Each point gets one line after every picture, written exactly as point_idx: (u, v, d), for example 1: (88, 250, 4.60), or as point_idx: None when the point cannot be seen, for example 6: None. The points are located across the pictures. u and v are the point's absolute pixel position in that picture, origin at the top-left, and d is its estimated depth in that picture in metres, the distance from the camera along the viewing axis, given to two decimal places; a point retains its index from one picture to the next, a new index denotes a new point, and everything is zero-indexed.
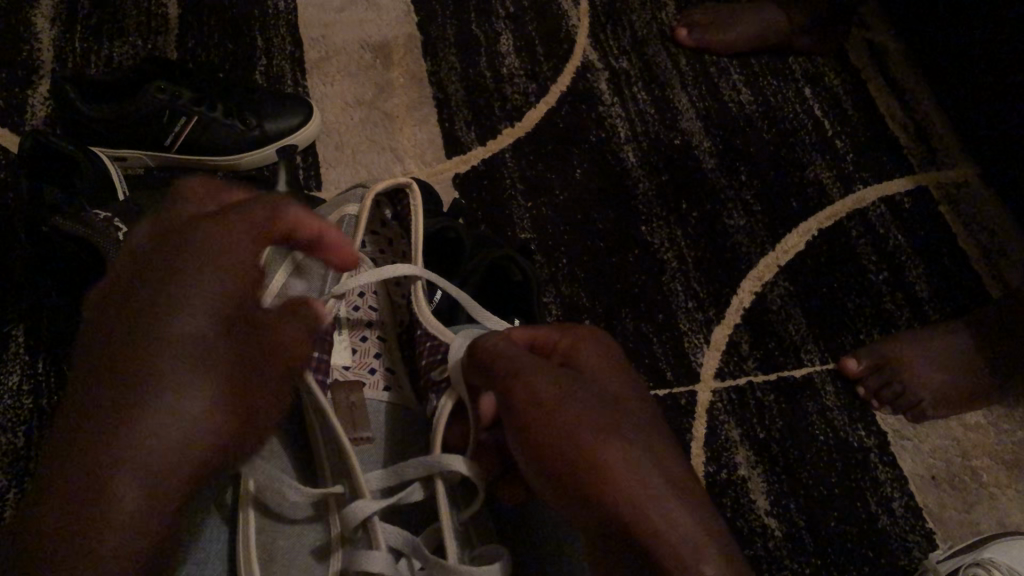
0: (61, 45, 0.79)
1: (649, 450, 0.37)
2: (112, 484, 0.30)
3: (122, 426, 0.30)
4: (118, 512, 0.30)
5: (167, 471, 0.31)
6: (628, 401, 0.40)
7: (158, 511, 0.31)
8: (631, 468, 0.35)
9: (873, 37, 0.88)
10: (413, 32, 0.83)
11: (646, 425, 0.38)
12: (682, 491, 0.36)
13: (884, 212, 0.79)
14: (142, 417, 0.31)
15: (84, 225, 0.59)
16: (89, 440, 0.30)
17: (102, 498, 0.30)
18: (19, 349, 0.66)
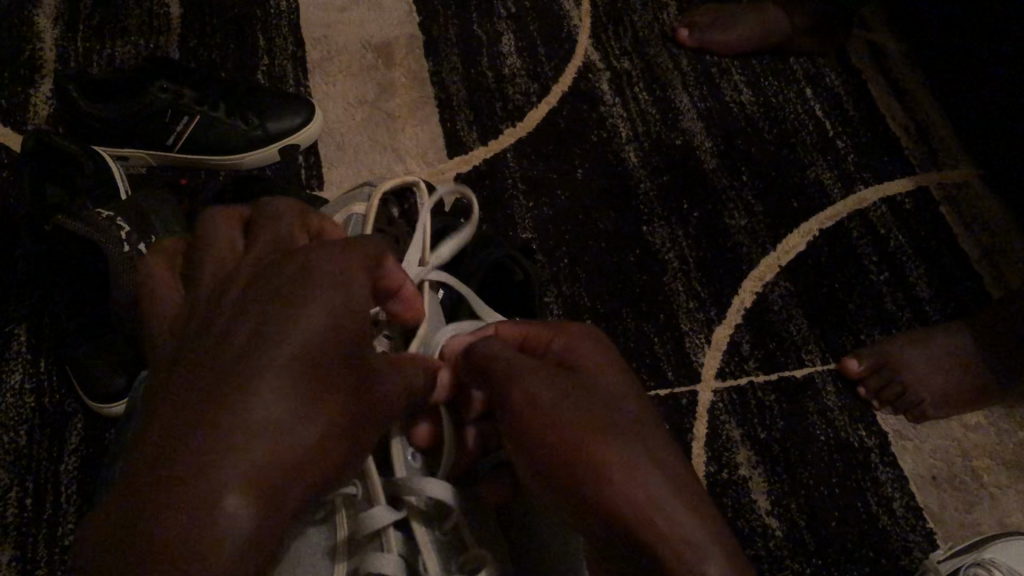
0: (63, 45, 0.79)
1: (650, 451, 0.37)
2: (217, 486, 0.27)
3: (232, 431, 0.28)
4: (222, 512, 0.27)
5: (266, 487, 0.28)
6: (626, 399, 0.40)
7: (256, 533, 0.28)
8: (632, 472, 0.35)
9: (874, 38, 0.88)
10: (415, 32, 0.84)
11: (645, 424, 0.38)
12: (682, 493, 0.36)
13: (885, 212, 0.79)
14: (250, 425, 0.28)
15: (86, 224, 0.59)
16: (196, 439, 0.27)
17: (209, 502, 0.27)
18: (20, 348, 0.66)
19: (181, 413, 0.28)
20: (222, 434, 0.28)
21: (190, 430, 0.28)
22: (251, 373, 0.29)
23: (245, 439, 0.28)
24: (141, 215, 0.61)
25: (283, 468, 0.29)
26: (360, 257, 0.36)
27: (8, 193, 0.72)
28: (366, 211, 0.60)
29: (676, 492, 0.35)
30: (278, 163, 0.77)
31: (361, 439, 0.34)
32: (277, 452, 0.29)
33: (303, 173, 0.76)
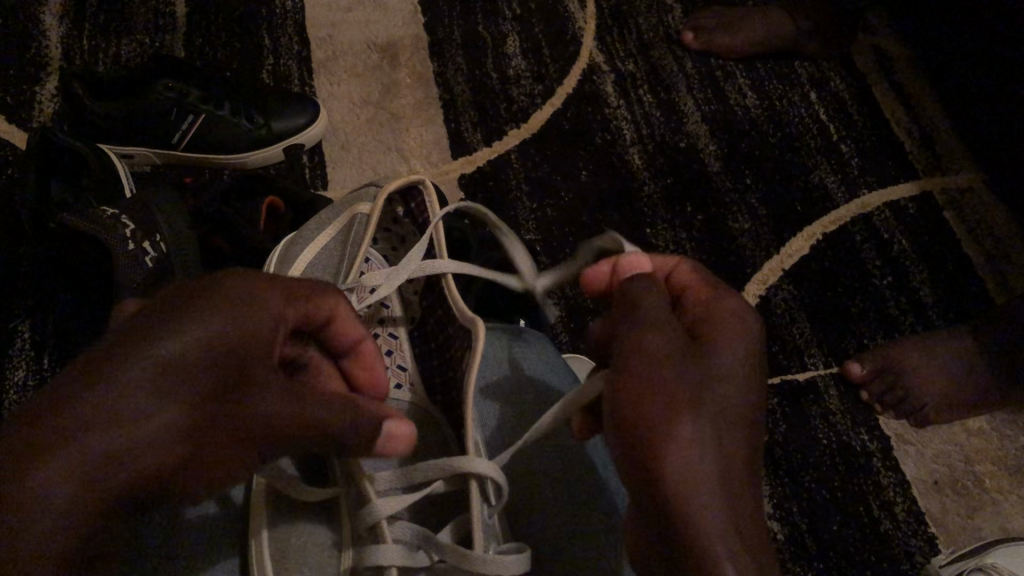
0: (69, 43, 0.79)
1: (724, 423, 0.34)
2: (34, 467, 0.28)
3: (76, 416, 0.29)
4: (31, 489, 0.28)
5: (91, 486, 0.29)
6: (730, 365, 0.36)
7: (60, 524, 0.29)
8: (693, 444, 0.33)
9: (879, 43, 0.89)
10: (420, 32, 0.84)
11: (736, 398, 0.35)
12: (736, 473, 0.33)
13: (889, 217, 0.79)
14: (96, 416, 0.29)
15: (91, 220, 0.59)
16: (41, 433, 0.29)
17: (19, 477, 0.28)
18: (25, 344, 0.66)
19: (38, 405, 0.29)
20: (61, 425, 0.29)
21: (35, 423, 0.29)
22: (112, 379, 0.30)
23: (93, 441, 0.29)
24: (147, 214, 0.61)
25: (120, 467, 0.30)
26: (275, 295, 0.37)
27: (14, 191, 0.72)
28: (370, 211, 0.59)
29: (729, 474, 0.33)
30: (283, 162, 0.77)
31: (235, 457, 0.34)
32: (115, 446, 0.30)
33: (308, 173, 0.77)
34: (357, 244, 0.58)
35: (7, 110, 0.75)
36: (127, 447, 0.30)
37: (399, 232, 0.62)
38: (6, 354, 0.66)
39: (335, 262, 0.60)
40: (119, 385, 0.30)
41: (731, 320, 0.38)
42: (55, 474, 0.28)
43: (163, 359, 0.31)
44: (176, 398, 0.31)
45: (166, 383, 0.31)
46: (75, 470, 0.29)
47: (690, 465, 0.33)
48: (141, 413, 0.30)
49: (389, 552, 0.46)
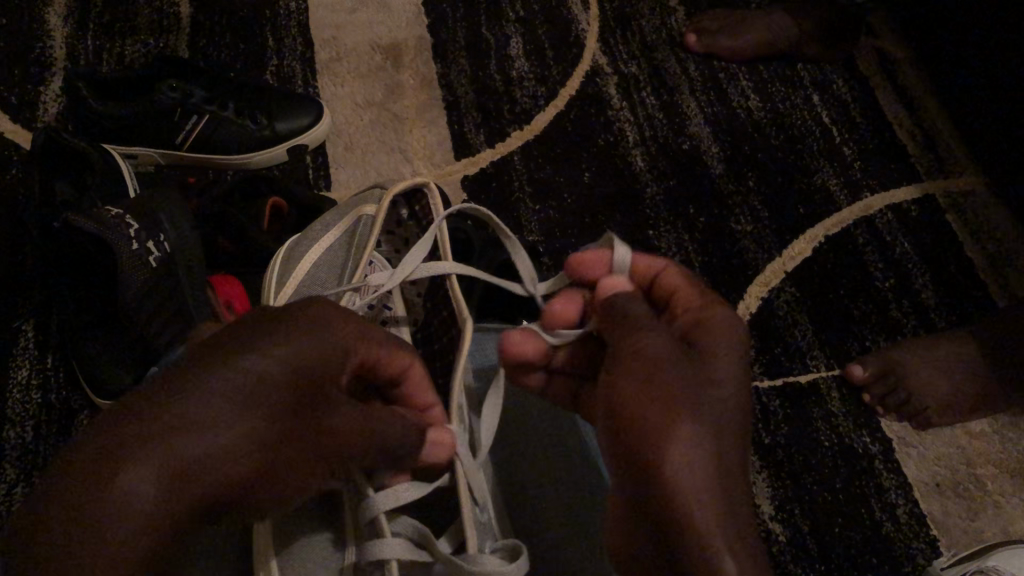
0: (74, 43, 0.79)
1: (718, 424, 0.35)
2: (124, 469, 0.30)
3: (157, 423, 0.31)
4: (122, 489, 0.30)
5: (171, 489, 0.31)
6: (726, 372, 0.38)
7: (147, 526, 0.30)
8: (689, 441, 0.34)
9: (881, 46, 0.89)
10: (423, 34, 0.84)
11: (730, 402, 0.36)
12: (727, 471, 0.34)
13: (892, 219, 0.79)
14: (174, 424, 0.31)
15: (96, 221, 0.59)
16: (118, 449, 0.30)
17: (111, 479, 0.30)
18: (29, 344, 0.66)
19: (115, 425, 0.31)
20: (146, 432, 0.31)
21: (114, 441, 0.30)
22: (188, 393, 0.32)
23: (169, 462, 0.31)
24: (151, 213, 0.61)
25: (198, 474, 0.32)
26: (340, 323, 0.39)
27: (18, 191, 0.72)
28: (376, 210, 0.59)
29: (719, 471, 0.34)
30: (286, 163, 0.78)
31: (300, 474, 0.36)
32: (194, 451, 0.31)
33: (312, 174, 0.77)
34: (363, 243, 0.58)
35: (12, 110, 0.75)
36: (199, 470, 0.32)
37: (402, 232, 0.63)
38: (11, 354, 0.66)
39: (339, 261, 0.59)
40: (198, 408, 0.32)
41: (727, 332, 0.40)
42: (134, 487, 0.30)
43: (236, 387, 0.33)
44: (244, 422, 0.33)
45: (240, 408, 0.33)
46: (152, 490, 0.30)
47: (680, 461, 0.33)
48: (213, 422, 0.32)
49: (391, 546, 0.46)
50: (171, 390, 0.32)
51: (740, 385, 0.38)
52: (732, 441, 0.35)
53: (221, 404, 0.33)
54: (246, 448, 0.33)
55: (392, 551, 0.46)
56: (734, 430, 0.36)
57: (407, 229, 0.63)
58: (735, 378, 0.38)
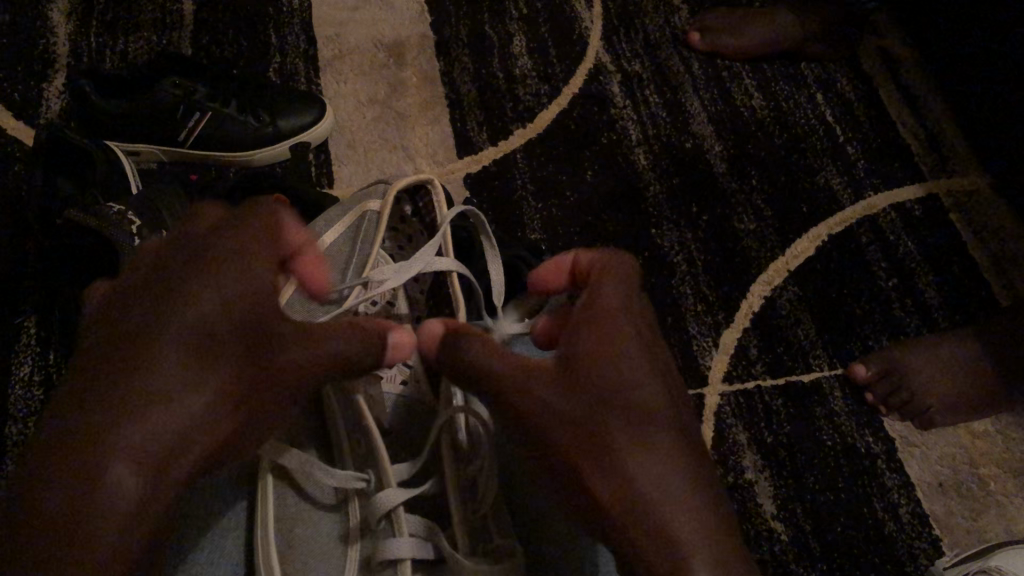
0: (77, 39, 0.79)
1: (646, 433, 0.37)
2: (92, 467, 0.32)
3: (102, 418, 0.33)
4: (102, 481, 0.32)
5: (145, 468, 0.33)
6: (635, 361, 0.38)
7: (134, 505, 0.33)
8: (628, 477, 0.36)
9: (885, 44, 0.88)
10: (426, 32, 0.84)
11: (656, 395, 0.38)
12: (677, 470, 0.36)
13: (894, 218, 0.79)
14: (121, 412, 0.33)
15: (98, 218, 0.59)
16: (77, 448, 0.32)
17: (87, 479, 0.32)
18: (31, 340, 0.66)
19: (60, 436, 0.33)
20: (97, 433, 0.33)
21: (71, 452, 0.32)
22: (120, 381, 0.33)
23: (128, 450, 0.33)
24: (152, 210, 0.61)
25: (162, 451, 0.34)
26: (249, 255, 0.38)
27: (20, 187, 0.72)
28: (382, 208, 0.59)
29: (668, 480, 0.36)
30: (288, 161, 0.78)
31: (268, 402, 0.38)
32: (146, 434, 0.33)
33: (314, 172, 0.77)
34: (369, 243, 0.58)
35: (15, 107, 0.75)
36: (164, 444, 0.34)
37: (405, 231, 0.63)
38: (13, 350, 0.66)
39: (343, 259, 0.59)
40: (138, 395, 0.33)
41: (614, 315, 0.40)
42: (108, 479, 0.32)
43: (150, 367, 0.34)
44: (185, 391, 0.34)
45: (175, 373, 0.34)
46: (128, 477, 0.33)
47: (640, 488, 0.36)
48: (155, 400, 0.34)
49: (404, 543, 0.50)
50: (103, 381, 0.33)
51: (651, 362, 0.39)
52: (671, 432, 0.37)
53: (159, 382, 0.34)
54: (207, 409, 0.35)
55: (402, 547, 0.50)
56: (668, 418, 0.38)
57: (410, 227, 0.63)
58: (645, 362, 0.39)
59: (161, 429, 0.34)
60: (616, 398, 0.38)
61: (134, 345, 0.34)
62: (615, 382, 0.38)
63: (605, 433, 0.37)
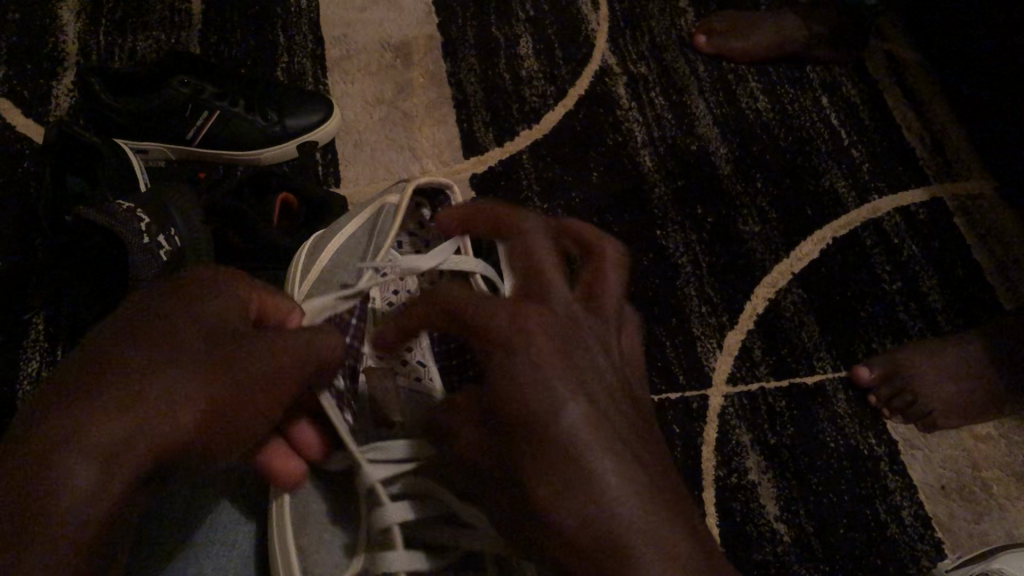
0: (86, 38, 0.80)
1: (549, 442, 0.35)
2: (53, 459, 0.32)
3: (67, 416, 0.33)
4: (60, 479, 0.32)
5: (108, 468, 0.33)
6: (529, 362, 0.36)
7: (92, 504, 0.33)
8: (542, 490, 0.35)
9: (891, 48, 0.89)
10: (433, 33, 0.84)
11: (558, 393, 0.36)
12: (588, 470, 0.34)
13: (899, 222, 0.79)
14: (88, 412, 0.34)
15: (107, 214, 0.59)
16: (41, 443, 0.32)
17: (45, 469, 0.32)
18: (38, 336, 0.67)
19: (18, 437, 0.33)
20: (60, 430, 0.33)
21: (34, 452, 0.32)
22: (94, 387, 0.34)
23: (92, 441, 0.33)
24: (161, 209, 0.62)
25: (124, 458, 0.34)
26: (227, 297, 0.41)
27: (30, 186, 0.72)
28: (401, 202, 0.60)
29: (582, 481, 0.34)
30: (295, 159, 0.78)
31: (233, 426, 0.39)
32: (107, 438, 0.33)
33: (321, 170, 0.77)
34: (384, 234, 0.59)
35: (24, 105, 0.76)
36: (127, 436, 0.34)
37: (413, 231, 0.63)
38: (21, 346, 0.66)
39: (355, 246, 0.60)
40: (104, 396, 0.34)
41: (505, 312, 0.38)
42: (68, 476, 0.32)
43: (125, 375, 0.35)
44: (155, 400, 0.35)
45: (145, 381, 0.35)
46: (88, 470, 0.33)
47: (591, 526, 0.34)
48: (125, 404, 0.34)
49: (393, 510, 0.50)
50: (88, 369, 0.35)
51: (554, 355, 0.37)
52: (607, 439, 0.35)
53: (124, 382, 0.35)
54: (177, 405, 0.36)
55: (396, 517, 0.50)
56: (579, 411, 0.35)
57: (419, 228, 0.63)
58: (561, 363, 0.37)
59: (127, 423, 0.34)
60: (542, 416, 0.36)
61: (112, 350, 0.36)
62: (513, 394, 0.36)
63: (519, 453, 0.36)
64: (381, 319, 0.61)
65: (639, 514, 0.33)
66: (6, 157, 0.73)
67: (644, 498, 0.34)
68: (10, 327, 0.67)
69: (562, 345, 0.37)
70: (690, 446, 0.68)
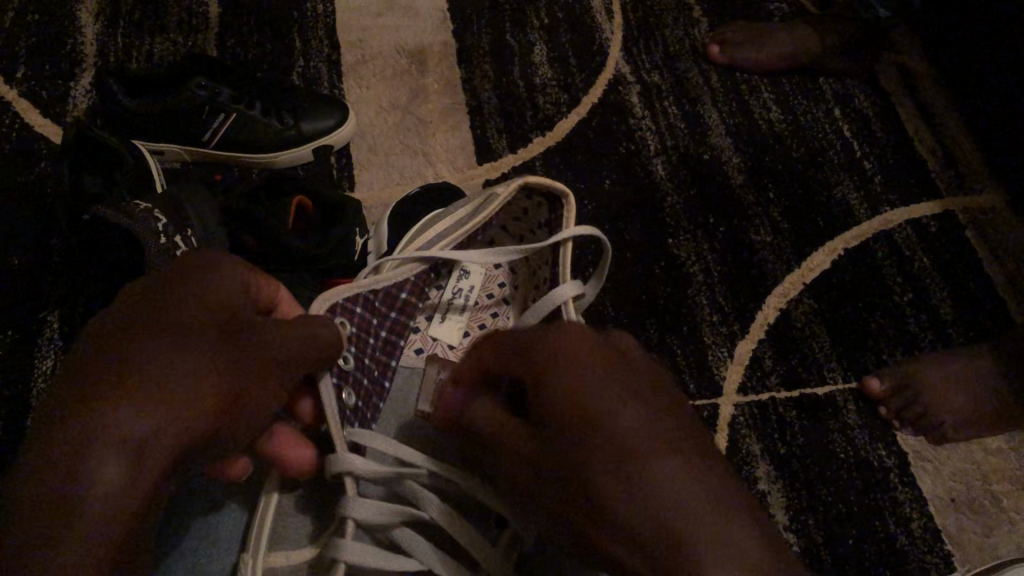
0: (104, 39, 0.80)
1: (617, 452, 0.36)
2: (94, 446, 0.33)
3: (108, 402, 0.34)
4: (101, 465, 0.33)
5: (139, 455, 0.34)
6: (592, 390, 0.38)
7: (129, 492, 0.33)
8: (615, 498, 0.35)
9: (903, 60, 0.89)
10: (448, 40, 0.85)
11: (620, 413, 0.37)
12: (653, 473, 0.35)
13: (911, 234, 0.79)
14: (126, 399, 0.35)
15: (125, 214, 0.59)
16: (81, 429, 0.33)
17: (84, 456, 0.33)
18: (53, 334, 0.67)
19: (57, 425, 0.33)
20: (102, 415, 0.34)
21: (56, 455, 0.32)
22: (127, 374, 0.35)
23: (113, 436, 0.34)
24: (177, 209, 0.62)
25: (158, 447, 0.35)
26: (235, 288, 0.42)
27: (47, 185, 0.73)
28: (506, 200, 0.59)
29: (649, 486, 0.34)
30: (310, 163, 0.78)
31: (240, 414, 0.41)
32: (144, 425, 0.35)
33: (335, 175, 0.78)
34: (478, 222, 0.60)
35: (42, 104, 0.76)
36: (144, 427, 0.35)
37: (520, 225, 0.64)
38: (36, 343, 0.67)
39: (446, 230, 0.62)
40: (129, 395, 0.35)
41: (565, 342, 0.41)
42: (108, 461, 0.33)
43: (155, 362, 0.36)
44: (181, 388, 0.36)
45: (170, 370, 0.37)
46: (111, 464, 0.33)
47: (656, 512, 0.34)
48: (154, 392, 0.35)
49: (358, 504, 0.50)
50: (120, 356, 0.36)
51: (613, 373, 0.39)
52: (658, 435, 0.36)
53: (131, 378, 0.35)
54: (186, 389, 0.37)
55: (357, 511, 0.50)
56: (640, 424, 0.36)
57: (527, 224, 0.65)
58: (610, 378, 0.39)
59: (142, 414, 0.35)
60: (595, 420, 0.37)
61: (134, 340, 0.37)
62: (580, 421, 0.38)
63: (589, 448, 0.37)
64: (467, 311, 0.63)
65: (706, 508, 0.33)
66: (24, 157, 0.74)
67: (710, 494, 0.34)
68: (26, 324, 0.68)
69: (626, 370, 0.39)
70: None
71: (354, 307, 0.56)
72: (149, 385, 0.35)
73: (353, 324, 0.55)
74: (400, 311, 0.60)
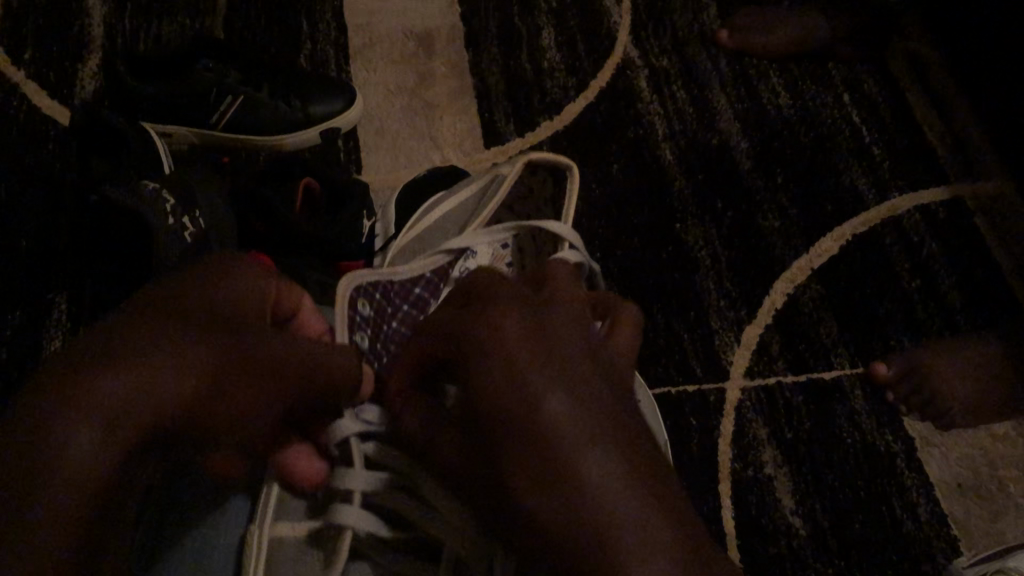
0: (112, 22, 0.80)
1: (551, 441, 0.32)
2: (71, 415, 0.31)
3: (94, 369, 0.32)
4: (77, 434, 0.30)
5: (122, 430, 0.32)
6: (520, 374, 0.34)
7: (105, 469, 0.31)
8: (540, 496, 0.32)
9: (913, 45, 0.88)
10: (456, 23, 0.84)
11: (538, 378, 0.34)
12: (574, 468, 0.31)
13: (919, 220, 0.79)
14: (112, 368, 0.32)
15: (130, 193, 0.59)
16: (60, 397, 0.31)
17: (59, 425, 0.30)
18: (62, 315, 0.68)
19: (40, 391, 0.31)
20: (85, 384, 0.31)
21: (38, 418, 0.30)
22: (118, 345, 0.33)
23: (90, 425, 0.31)
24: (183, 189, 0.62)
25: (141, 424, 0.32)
26: (249, 282, 0.40)
27: (57, 168, 0.73)
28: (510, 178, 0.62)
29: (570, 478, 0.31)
30: (318, 146, 0.78)
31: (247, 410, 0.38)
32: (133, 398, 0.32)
33: (342, 157, 0.78)
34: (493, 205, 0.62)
35: (50, 87, 0.76)
36: (127, 418, 0.32)
37: (522, 207, 0.65)
38: (45, 324, 0.67)
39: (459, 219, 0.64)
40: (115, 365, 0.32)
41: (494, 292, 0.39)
42: (84, 432, 0.30)
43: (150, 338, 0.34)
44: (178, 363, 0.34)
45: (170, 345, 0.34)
46: (90, 442, 0.31)
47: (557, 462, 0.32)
48: (145, 363, 0.33)
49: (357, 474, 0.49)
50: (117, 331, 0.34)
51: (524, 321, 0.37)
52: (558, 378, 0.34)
53: (121, 356, 0.33)
54: (181, 382, 0.34)
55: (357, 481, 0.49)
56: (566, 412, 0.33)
57: (531, 206, 0.65)
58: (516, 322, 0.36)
59: (129, 405, 0.32)
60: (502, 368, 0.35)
61: (132, 319, 0.35)
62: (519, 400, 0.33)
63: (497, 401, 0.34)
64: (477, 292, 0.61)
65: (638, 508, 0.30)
66: (32, 140, 0.74)
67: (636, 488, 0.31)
68: (35, 305, 0.68)
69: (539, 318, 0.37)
70: (707, 437, 0.69)
71: (374, 291, 0.57)
72: (140, 358, 0.33)
73: (370, 307, 0.57)
74: (412, 305, 0.59)
